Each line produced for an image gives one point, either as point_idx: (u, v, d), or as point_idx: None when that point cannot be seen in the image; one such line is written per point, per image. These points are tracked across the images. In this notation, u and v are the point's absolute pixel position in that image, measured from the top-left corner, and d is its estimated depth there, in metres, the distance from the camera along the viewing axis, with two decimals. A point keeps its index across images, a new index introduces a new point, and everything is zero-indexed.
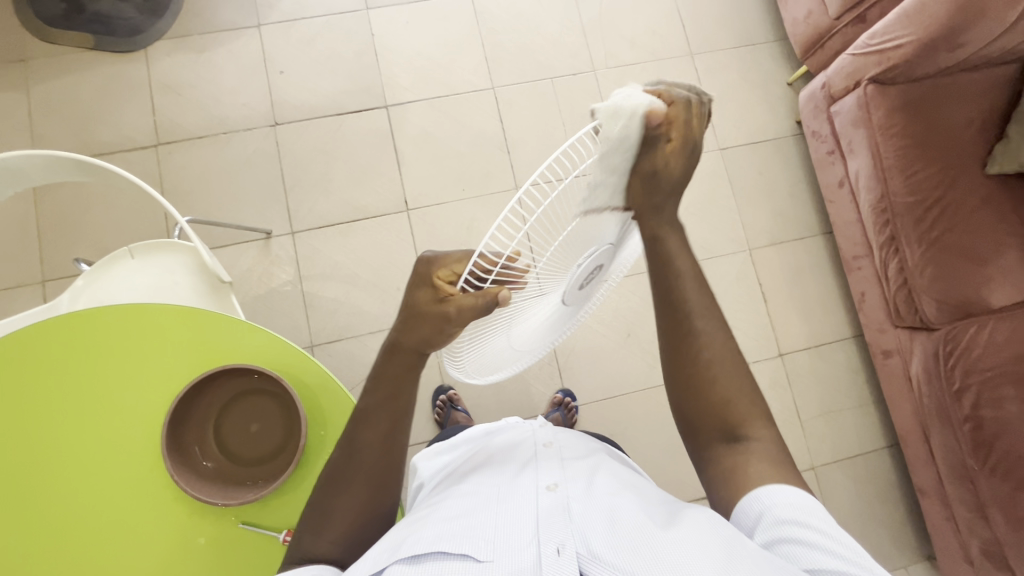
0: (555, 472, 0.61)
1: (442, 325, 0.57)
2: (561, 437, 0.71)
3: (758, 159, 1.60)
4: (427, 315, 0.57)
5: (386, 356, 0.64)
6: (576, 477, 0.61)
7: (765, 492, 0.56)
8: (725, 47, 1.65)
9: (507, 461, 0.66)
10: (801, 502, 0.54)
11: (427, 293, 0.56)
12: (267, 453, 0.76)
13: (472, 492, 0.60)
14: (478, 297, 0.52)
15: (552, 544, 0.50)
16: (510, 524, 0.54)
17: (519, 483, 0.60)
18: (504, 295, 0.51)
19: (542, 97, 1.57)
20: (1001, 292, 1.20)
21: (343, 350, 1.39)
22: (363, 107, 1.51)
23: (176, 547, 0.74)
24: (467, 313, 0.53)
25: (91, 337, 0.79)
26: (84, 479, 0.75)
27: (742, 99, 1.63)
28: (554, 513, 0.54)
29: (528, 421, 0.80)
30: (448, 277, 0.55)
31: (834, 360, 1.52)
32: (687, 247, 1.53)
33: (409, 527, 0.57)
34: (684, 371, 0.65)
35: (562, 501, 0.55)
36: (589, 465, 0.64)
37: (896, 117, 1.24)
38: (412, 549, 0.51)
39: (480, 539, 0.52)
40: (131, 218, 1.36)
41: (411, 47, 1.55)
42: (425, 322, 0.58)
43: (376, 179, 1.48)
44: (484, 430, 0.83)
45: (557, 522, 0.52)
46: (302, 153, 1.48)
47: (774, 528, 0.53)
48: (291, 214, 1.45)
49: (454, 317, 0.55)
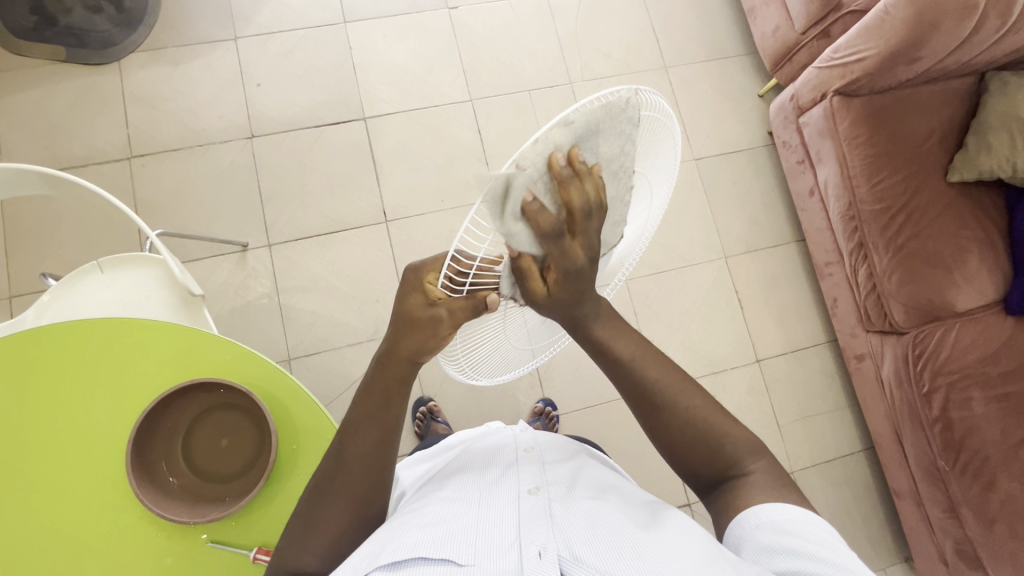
0: (536, 476, 0.61)
1: (431, 330, 0.58)
2: (542, 441, 0.71)
3: (731, 169, 1.64)
4: (418, 322, 0.58)
5: (378, 366, 0.63)
6: (557, 480, 0.61)
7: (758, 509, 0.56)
8: (698, 60, 1.69)
9: (489, 466, 0.66)
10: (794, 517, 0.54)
11: (417, 299, 0.57)
12: (237, 467, 0.74)
13: (453, 496, 0.60)
14: (468, 299, 0.55)
15: (534, 548, 0.49)
16: (492, 529, 0.53)
17: (502, 488, 0.60)
18: (493, 298, 0.55)
19: (519, 109, 1.59)
20: (965, 296, 1.24)
21: (321, 363, 1.38)
22: (340, 119, 1.51)
23: (140, 568, 0.72)
24: (459, 313, 0.56)
25: (56, 351, 0.77)
26: (46, 499, 0.73)
27: (715, 111, 1.67)
28: (536, 516, 0.53)
29: (508, 427, 0.80)
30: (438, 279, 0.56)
31: (810, 365, 1.54)
32: (664, 256, 1.55)
33: (389, 531, 0.55)
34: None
35: (543, 505, 0.55)
36: (567, 468, 0.64)
37: (861, 127, 1.28)
38: (393, 555, 0.50)
39: (461, 542, 0.51)
40: (103, 232, 1.34)
41: (388, 59, 1.56)
42: (418, 330, 0.58)
43: (354, 191, 1.48)
44: (462, 439, 0.83)
45: (539, 525, 0.52)
46: (278, 167, 1.47)
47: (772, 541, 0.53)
48: (268, 227, 1.44)
49: (445, 319, 0.56)
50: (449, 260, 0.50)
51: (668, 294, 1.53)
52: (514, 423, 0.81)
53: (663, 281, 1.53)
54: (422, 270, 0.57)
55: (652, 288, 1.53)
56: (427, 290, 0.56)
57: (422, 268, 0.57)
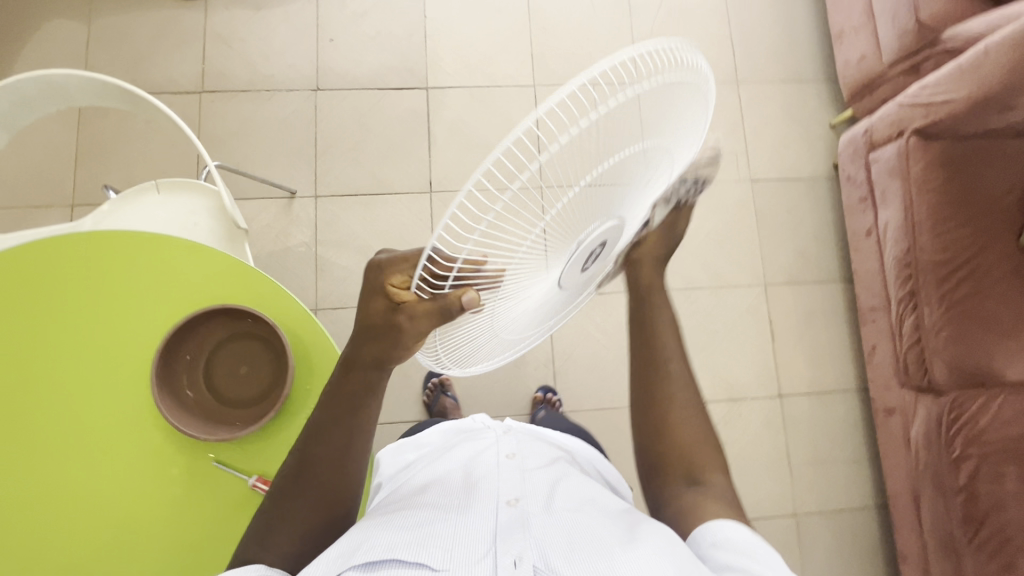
0: (516, 486, 0.64)
1: (398, 337, 0.58)
2: (522, 446, 0.75)
3: (787, 197, 1.58)
4: (381, 327, 0.58)
5: (344, 366, 0.65)
6: (537, 491, 0.64)
7: (712, 526, 0.59)
8: (773, 80, 1.64)
9: (472, 470, 0.70)
10: (733, 536, 0.57)
11: (380, 303, 0.57)
12: (252, 397, 0.77)
13: (434, 501, 0.63)
14: (437, 300, 0.51)
15: (511, 556, 0.54)
16: (466, 536, 0.57)
17: (481, 495, 0.63)
18: (470, 296, 0.49)
19: None
20: (1018, 367, 1.16)
21: (345, 318, 1.41)
22: (403, 85, 1.53)
23: (149, 473, 0.76)
24: (425, 316, 0.53)
25: (104, 256, 0.81)
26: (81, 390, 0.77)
27: (782, 134, 1.61)
28: (512, 527, 0.57)
29: (481, 423, 0.87)
30: (402, 282, 0.55)
31: (834, 410, 1.48)
32: (701, 272, 1.52)
33: (364, 530, 0.59)
34: (658, 389, 0.70)
35: (521, 515, 0.59)
36: (547, 476, 0.68)
37: (936, 172, 1.21)
38: (367, 557, 0.53)
39: (434, 546, 0.55)
40: (165, 157, 1.40)
41: (459, 34, 1.57)
42: (383, 335, 0.59)
43: (405, 157, 1.50)
44: (443, 433, 0.87)
45: (515, 534, 0.56)
46: (337, 124, 1.50)
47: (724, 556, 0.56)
48: (317, 178, 1.48)
49: (408, 327, 0.56)
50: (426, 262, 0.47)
51: (698, 311, 1.50)
52: (494, 422, 0.85)
53: (695, 298, 1.50)
54: (388, 276, 0.55)
55: (683, 302, 1.50)
56: (389, 295, 0.56)
57: (389, 270, 0.55)
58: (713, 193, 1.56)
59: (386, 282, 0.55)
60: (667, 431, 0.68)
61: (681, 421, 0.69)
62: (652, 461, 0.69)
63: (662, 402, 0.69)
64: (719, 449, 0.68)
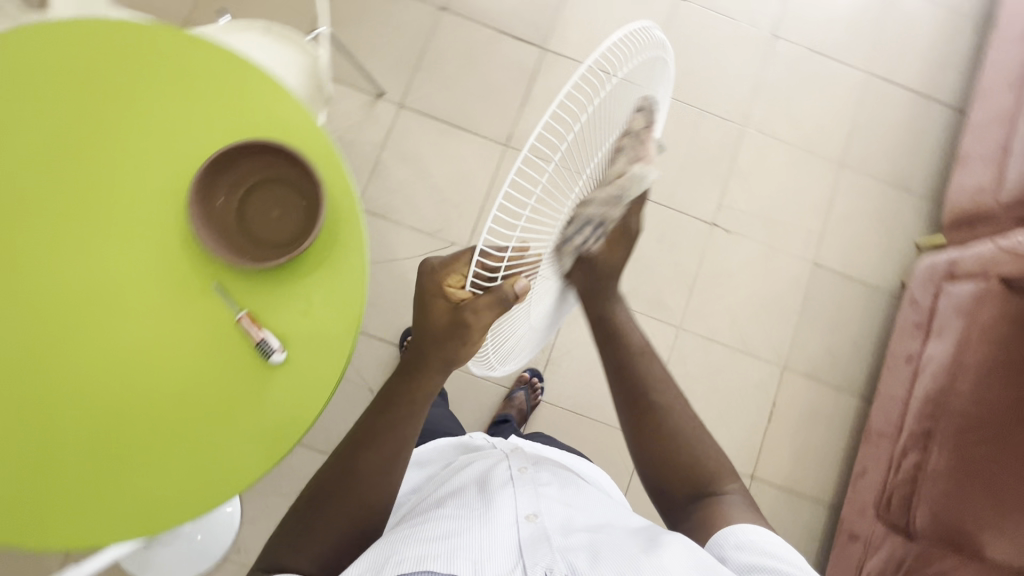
0: (530, 501, 0.68)
1: (451, 336, 0.65)
2: (534, 465, 0.79)
3: (843, 294, 1.52)
4: (443, 331, 0.65)
5: (403, 380, 0.73)
6: (552, 509, 0.68)
7: (734, 527, 0.66)
8: (877, 179, 1.58)
9: (484, 484, 0.72)
10: (757, 537, 0.65)
11: (442, 305, 0.63)
12: (274, 241, 0.79)
13: (452, 512, 0.66)
14: (495, 292, 0.57)
15: (540, 568, 0.57)
16: (490, 545, 0.60)
17: (499, 507, 0.66)
18: (522, 284, 0.56)
19: (682, 120, 1.54)
20: (1002, 546, 1.07)
21: (380, 227, 1.43)
22: (523, 38, 1.53)
23: (155, 271, 0.78)
24: (483, 308, 0.58)
25: (189, 58, 0.80)
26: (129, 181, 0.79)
27: (863, 232, 1.55)
28: (536, 542, 0.61)
29: (489, 443, 0.90)
30: (457, 281, 0.61)
31: (799, 514, 1.43)
32: (727, 330, 1.48)
33: (391, 542, 0.62)
34: (661, 420, 0.77)
35: (542, 530, 0.62)
36: (558, 496, 0.71)
37: (1005, 324, 1.14)
38: (399, 569, 0.56)
39: (461, 555, 0.58)
40: (282, 11, 1.43)
41: (596, 11, 1.56)
42: (450, 340, 0.65)
43: (496, 104, 1.50)
44: (450, 452, 0.92)
45: (540, 549, 0.59)
46: (447, 47, 1.51)
47: (746, 556, 0.63)
48: (409, 89, 1.49)
49: (471, 321, 0.61)
50: (476, 260, 0.55)
51: (708, 364, 1.46)
52: (500, 443, 0.89)
53: (711, 350, 1.47)
54: (444, 276, 0.61)
55: (697, 349, 1.47)
56: (444, 292, 0.62)
57: (445, 274, 0.61)
58: (772, 260, 1.52)
59: (442, 283, 0.61)
60: (672, 438, 0.76)
61: (682, 423, 0.77)
62: (667, 464, 0.76)
63: (667, 415, 0.77)
64: (727, 460, 0.76)
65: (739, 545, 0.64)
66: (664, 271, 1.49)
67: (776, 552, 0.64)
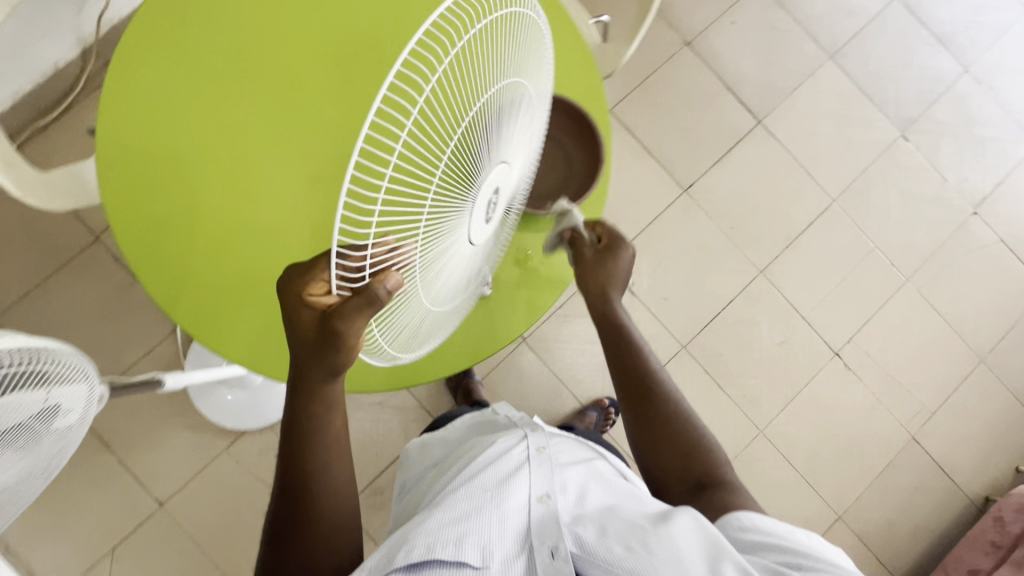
0: (544, 480, 0.68)
1: (324, 345, 0.53)
2: (550, 441, 0.77)
3: (926, 478, 1.49)
4: (307, 337, 0.54)
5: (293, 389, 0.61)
6: (566, 489, 0.67)
7: (734, 513, 0.62)
8: (1008, 387, 1.55)
9: (496, 458, 0.71)
10: (761, 518, 0.61)
11: (307, 313, 0.54)
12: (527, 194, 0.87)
13: (462, 494, 0.64)
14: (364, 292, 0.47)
15: (547, 548, 0.58)
16: (498, 534, 0.60)
17: (510, 490, 0.65)
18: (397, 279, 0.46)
19: (852, 246, 1.54)
20: None
21: None
22: (746, 103, 1.55)
23: None
24: (350, 308, 0.49)
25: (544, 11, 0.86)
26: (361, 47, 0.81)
27: (971, 431, 1.52)
28: (545, 523, 0.61)
29: (506, 418, 0.88)
30: (323, 287, 0.53)
31: None
32: (804, 456, 1.46)
33: (404, 529, 0.61)
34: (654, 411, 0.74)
35: (552, 511, 0.63)
36: (573, 470, 0.72)
37: None
38: (409, 559, 0.56)
39: (469, 542, 0.58)
40: None
41: (821, 111, 1.57)
42: (322, 349, 0.54)
43: (695, 150, 1.52)
44: (465, 428, 0.90)
45: (546, 527, 0.60)
46: (674, 79, 1.54)
47: (754, 538, 0.59)
48: (623, 100, 1.52)
49: (340, 325, 0.50)
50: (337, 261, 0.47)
51: (773, 479, 1.44)
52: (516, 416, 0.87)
53: (781, 467, 1.45)
54: (305, 284, 0.53)
55: (769, 460, 1.45)
56: (306, 301, 0.53)
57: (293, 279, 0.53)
58: (874, 414, 1.50)
59: (297, 291, 0.53)
60: (667, 429, 0.73)
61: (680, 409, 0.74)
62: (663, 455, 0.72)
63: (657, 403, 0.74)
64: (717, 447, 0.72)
65: (743, 527, 0.61)
66: (772, 373, 1.48)
67: (785, 532, 0.59)
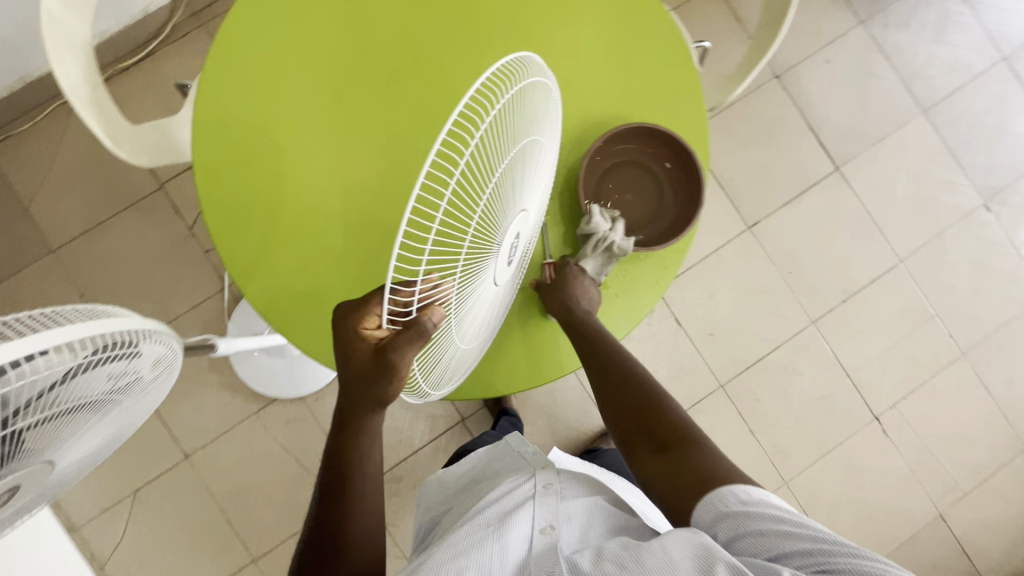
0: (546, 508, 0.66)
1: (378, 376, 0.54)
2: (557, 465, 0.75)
3: (946, 558, 1.45)
4: (363, 371, 0.55)
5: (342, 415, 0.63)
6: (569, 518, 0.66)
7: (717, 492, 0.56)
8: None
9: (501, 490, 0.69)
10: (746, 496, 0.55)
11: (364, 347, 0.54)
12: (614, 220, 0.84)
13: (467, 532, 0.63)
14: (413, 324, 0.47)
15: None
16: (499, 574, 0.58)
17: (511, 523, 0.63)
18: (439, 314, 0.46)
19: (911, 311, 1.49)
20: None
21: None
22: (826, 147, 1.50)
23: None
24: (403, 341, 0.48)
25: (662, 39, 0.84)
26: (448, 44, 0.80)
27: (1001, 518, 1.47)
28: (543, 557, 0.59)
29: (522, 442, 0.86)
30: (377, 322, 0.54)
31: None
32: (825, 515, 1.43)
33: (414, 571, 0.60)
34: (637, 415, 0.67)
35: (553, 545, 0.61)
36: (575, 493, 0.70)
37: None
38: None
39: None
40: None
41: (903, 167, 1.51)
42: (373, 381, 0.55)
43: (765, 188, 1.48)
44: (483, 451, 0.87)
45: (544, 562, 0.58)
46: (757, 112, 1.49)
47: (742, 526, 0.53)
48: None
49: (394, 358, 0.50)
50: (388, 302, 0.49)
51: None
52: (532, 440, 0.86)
53: None
54: (359, 317, 0.54)
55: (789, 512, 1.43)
56: (361, 335, 0.54)
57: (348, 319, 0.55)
58: (904, 484, 1.46)
59: (352, 328, 0.54)
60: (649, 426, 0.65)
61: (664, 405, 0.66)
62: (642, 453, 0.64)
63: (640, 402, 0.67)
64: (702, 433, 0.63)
65: (727, 515, 0.54)
66: (806, 426, 1.45)
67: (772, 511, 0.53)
